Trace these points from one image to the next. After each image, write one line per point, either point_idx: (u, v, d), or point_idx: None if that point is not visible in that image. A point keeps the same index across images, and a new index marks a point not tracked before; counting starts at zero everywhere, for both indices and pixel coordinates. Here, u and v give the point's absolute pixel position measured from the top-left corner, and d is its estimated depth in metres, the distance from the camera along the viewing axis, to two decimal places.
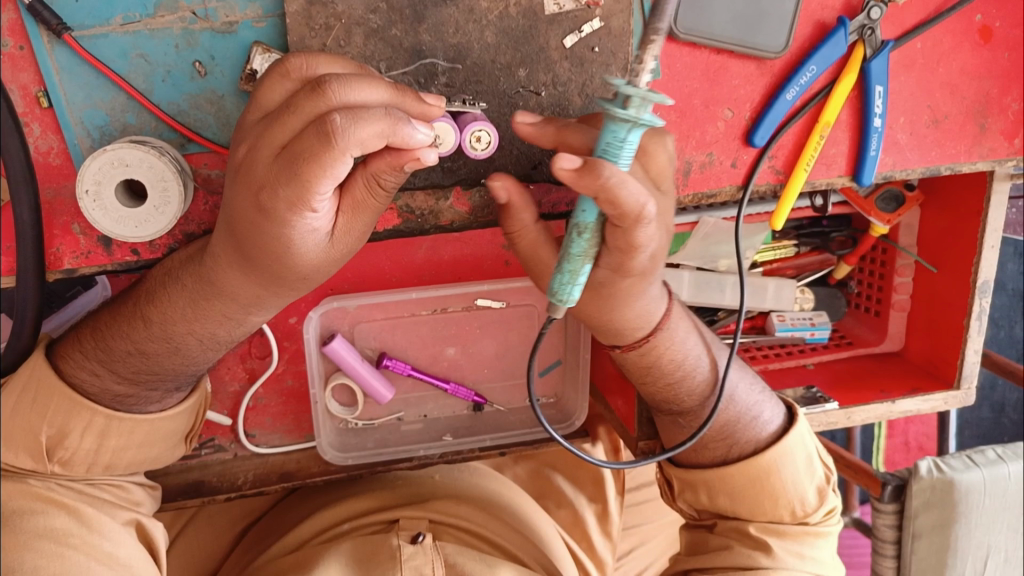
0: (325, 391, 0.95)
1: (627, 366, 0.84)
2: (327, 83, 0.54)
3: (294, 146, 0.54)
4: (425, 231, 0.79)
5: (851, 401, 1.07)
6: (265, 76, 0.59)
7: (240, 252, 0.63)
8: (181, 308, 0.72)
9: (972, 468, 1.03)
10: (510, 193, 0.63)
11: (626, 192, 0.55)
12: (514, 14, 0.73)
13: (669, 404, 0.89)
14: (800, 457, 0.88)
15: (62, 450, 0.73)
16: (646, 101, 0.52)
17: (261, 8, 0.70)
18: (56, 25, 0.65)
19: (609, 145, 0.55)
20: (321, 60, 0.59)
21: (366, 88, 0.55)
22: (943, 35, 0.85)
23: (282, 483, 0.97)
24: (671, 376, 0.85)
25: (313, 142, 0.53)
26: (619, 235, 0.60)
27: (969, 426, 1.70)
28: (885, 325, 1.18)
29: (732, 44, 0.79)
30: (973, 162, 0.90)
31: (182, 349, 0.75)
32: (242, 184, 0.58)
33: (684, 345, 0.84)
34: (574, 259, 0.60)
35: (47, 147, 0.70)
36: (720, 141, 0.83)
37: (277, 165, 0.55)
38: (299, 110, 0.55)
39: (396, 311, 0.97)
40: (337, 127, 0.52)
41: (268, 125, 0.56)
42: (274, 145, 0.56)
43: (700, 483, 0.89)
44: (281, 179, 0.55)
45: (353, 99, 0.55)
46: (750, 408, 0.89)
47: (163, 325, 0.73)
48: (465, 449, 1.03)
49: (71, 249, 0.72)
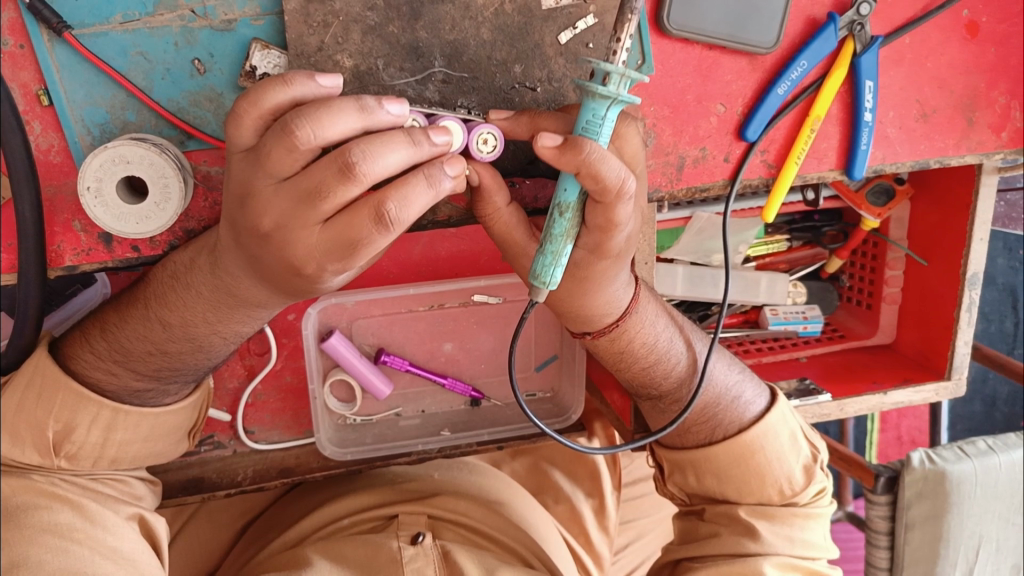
0: (323, 387, 0.96)
1: (601, 353, 0.86)
2: (357, 166, 0.54)
3: (344, 232, 0.56)
4: (423, 226, 0.80)
5: (844, 393, 1.08)
6: (270, 143, 0.55)
7: (237, 246, 0.63)
8: (201, 310, 0.73)
9: (964, 459, 1.04)
10: (481, 177, 0.64)
11: (607, 168, 0.57)
12: (509, 11, 0.74)
13: (647, 389, 0.90)
14: (782, 434, 0.90)
15: (68, 444, 0.74)
16: (624, 78, 0.55)
17: (259, 6, 0.71)
18: (56, 24, 0.66)
19: (589, 123, 0.57)
20: (327, 122, 0.54)
21: (390, 157, 0.54)
22: (931, 30, 0.86)
23: (282, 478, 0.97)
24: (644, 360, 0.86)
25: (366, 227, 0.56)
26: (599, 212, 0.61)
27: (961, 420, 1.71)
28: (876, 318, 1.19)
29: (723, 40, 0.80)
30: (961, 156, 0.91)
31: (205, 346, 0.77)
32: (264, 242, 0.59)
33: (654, 328, 0.85)
34: (556, 239, 0.61)
35: (48, 144, 0.70)
36: (713, 136, 0.84)
37: (323, 243, 0.57)
38: (335, 197, 0.55)
39: (393, 307, 0.98)
40: (392, 216, 0.55)
41: (301, 209, 0.56)
42: (313, 225, 0.57)
43: (687, 463, 0.91)
44: (333, 255, 0.58)
45: (384, 174, 0.55)
46: (730, 388, 0.91)
47: (183, 325, 0.75)
48: (463, 443, 1.03)
49: (72, 245, 0.73)
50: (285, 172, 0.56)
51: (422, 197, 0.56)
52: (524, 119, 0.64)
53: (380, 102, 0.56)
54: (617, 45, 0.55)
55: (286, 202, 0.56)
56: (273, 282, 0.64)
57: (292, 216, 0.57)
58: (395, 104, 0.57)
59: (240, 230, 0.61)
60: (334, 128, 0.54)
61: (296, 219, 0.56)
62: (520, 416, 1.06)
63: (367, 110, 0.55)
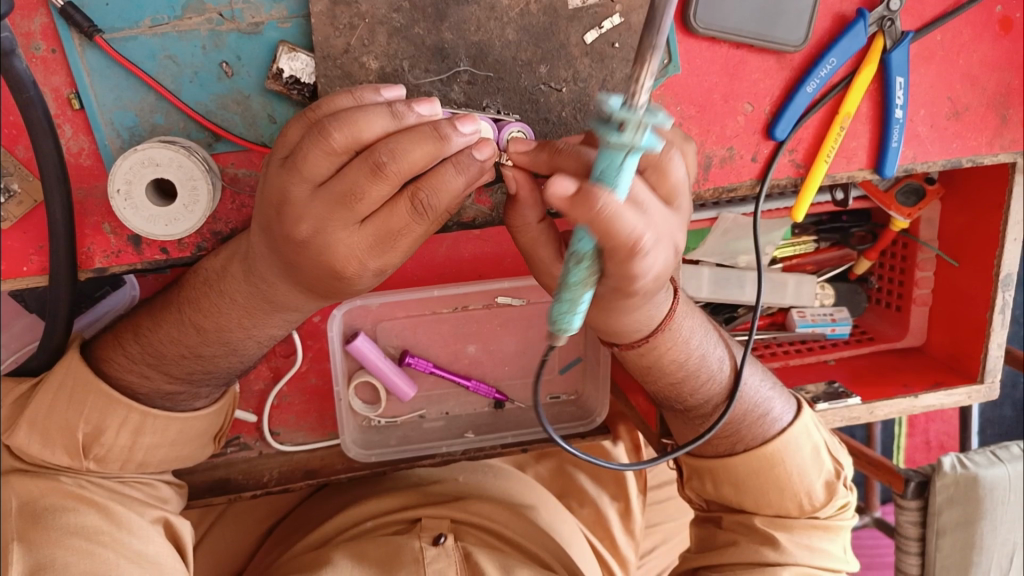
0: (348, 388, 0.96)
1: (630, 365, 0.84)
2: (386, 164, 0.54)
3: (384, 225, 0.57)
4: (447, 226, 0.80)
5: (874, 396, 1.07)
6: (306, 147, 0.55)
7: (268, 245, 0.64)
8: (235, 316, 0.74)
9: (997, 464, 1.02)
10: (519, 184, 0.62)
11: (628, 221, 0.49)
12: (535, 11, 0.74)
13: (675, 401, 0.88)
14: (805, 448, 0.88)
15: (97, 447, 0.75)
16: (644, 123, 0.44)
17: (286, 9, 0.71)
18: (88, 28, 0.67)
19: (605, 172, 0.48)
20: (361, 125, 0.55)
21: (416, 151, 0.54)
22: (963, 27, 0.85)
23: (307, 480, 0.99)
24: (673, 375, 0.84)
25: (404, 218, 0.58)
26: (618, 266, 0.53)
27: (991, 425, 1.68)
28: (906, 320, 1.17)
29: (751, 38, 0.80)
30: (994, 154, 0.90)
31: (239, 348, 0.78)
32: (280, 239, 0.60)
33: (687, 345, 0.82)
34: (574, 287, 0.52)
35: (79, 147, 0.71)
36: (741, 135, 0.83)
37: (365, 241, 0.58)
38: (369, 197, 0.55)
39: (417, 309, 0.98)
40: (427, 205, 0.57)
41: (338, 212, 0.56)
42: (351, 226, 0.57)
43: (706, 471, 0.90)
44: (375, 252, 0.59)
45: (412, 168, 0.55)
46: (759, 403, 0.89)
47: (218, 331, 0.75)
48: (487, 446, 1.03)
49: (102, 248, 0.73)
50: (317, 176, 0.56)
51: (454, 186, 0.57)
52: (542, 155, 0.60)
53: (413, 104, 0.56)
54: (636, 85, 0.44)
55: (322, 207, 0.56)
56: (297, 278, 0.65)
57: (329, 221, 0.57)
58: (427, 106, 0.56)
59: (267, 227, 0.61)
60: (369, 130, 0.55)
61: (334, 224, 0.57)
62: (545, 419, 1.06)
63: (399, 116, 0.55)
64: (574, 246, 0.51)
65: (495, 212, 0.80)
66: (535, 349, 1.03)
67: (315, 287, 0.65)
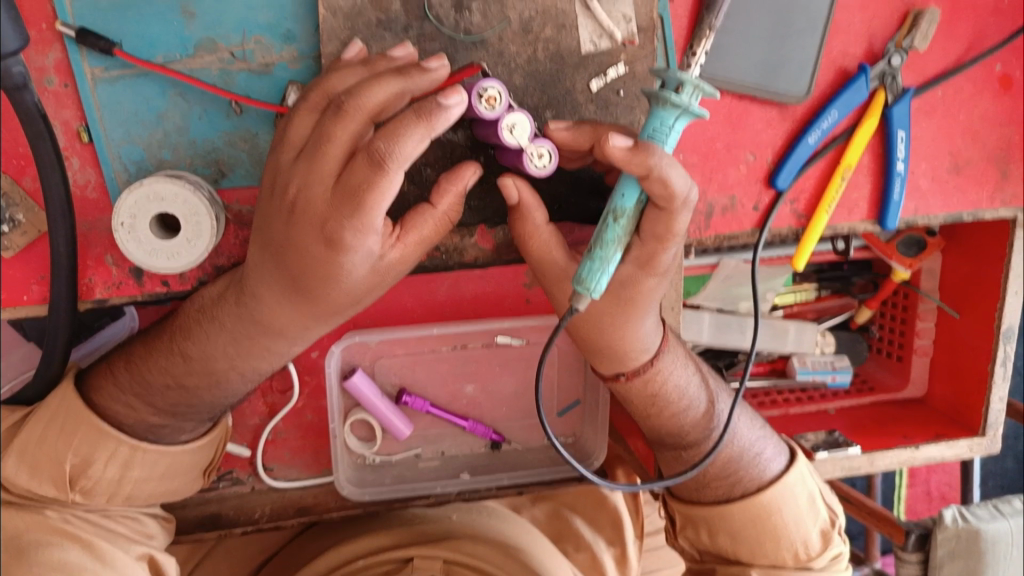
0: (343, 426, 0.96)
1: (632, 400, 0.83)
2: (347, 102, 0.58)
3: (350, 179, 0.58)
4: (449, 267, 0.80)
5: (874, 447, 1.05)
6: (294, 112, 0.62)
7: (275, 270, 0.65)
8: (221, 343, 0.73)
9: (999, 519, 1.01)
10: (519, 190, 0.66)
11: (675, 176, 0.58)
12: (542, 58, 0.75)
13: (674, 439, 0.87)
14: (801, 496, 0.87)
15: (84, 479, 0.74)
16: (697, 90, 0.57)
17: (296, 50, 0.72)
18: (104, 46, 0.67)
19: (656, 131, 0.59)
20: (334, 81, 0.62)
21: (377, 89, 0.58)
22: (964, 83, 0.86)
23: (300, 518, 0.99)
24: (675, 407, 0.84)
25: (368, 171, 0.57)
26: (659, 220, 0.61)
27: (993, 477, 1.66)
28: (908, 370, 1.17)
29: (755, 90, 0.80)
30: (995, 209, 0.90)
31: (223, 382, 0.77)
32: (300, 223, 0.61)
33: (683, 375, 0.83)
34: (607, 245, 0.60)
35: (85, 180, 0.72)
36: (742, 184, 0.84)
37: (337, 198, 0.59)
38: (336, 138, 0.59)
39: (417, 347, 0.97)
40: (386, 152, 0.57)
41: (313, 161, 0.60)
42: (326, 179, 0.60)
43: (701, 519, 0.88)
44: (347, 211, 0.59)
45: (374, 106, 0.58)
46: (752, 444, 0.88)
47: (204, 360, 0.75)
48: (482, 487, 1.03)
49: (103, 279, 0.73)
50: (301, 137, 0.62)
51: (419, 133, 0.57)
52: (585, 129, 0.65)
53: (387, 52, 0.64)
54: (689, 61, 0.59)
55: (303, 164, 0.60)
56: (297, 287, 0.65)
57: (309, 178, 0.60)
58: (400, 50, 0.64)
59: (272, 221, 0.63)
60: (341, 81, 0.62)
61: (309, 175, 0.60)
62: (541, 461, 1.05)
63: (371, 63, 0.63)
64: (616, 205, 0.61)
65: (497, 253, 0.80)
66: (534, 390, 1.02)
67: (326, 293, 0.65)
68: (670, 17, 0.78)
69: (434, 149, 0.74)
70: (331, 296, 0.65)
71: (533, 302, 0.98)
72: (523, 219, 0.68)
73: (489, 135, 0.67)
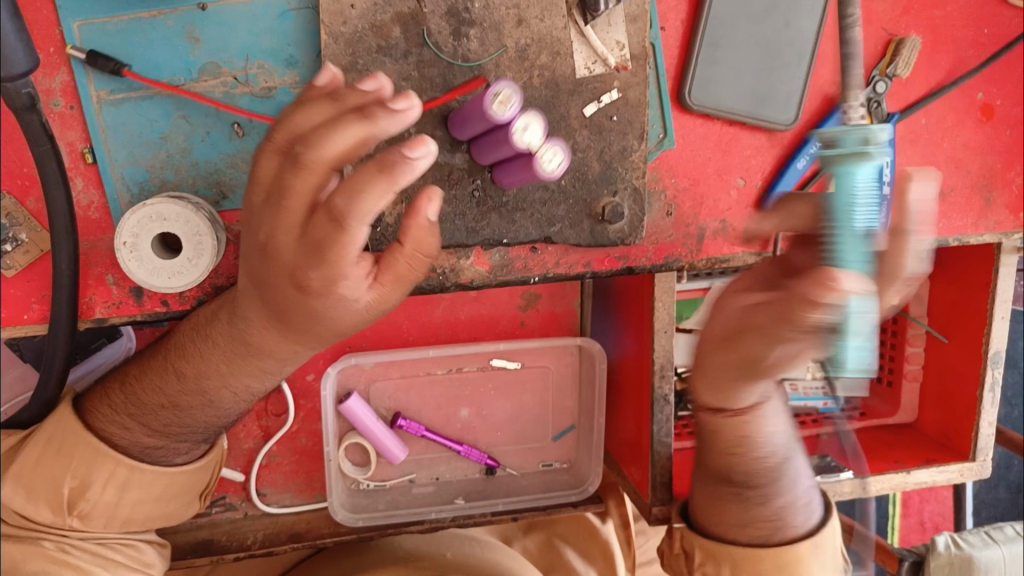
0: (338, 449, 0.96)
1: (719, 436, 0.80)
2: (305, 155, 0.55)
3: (313, 232, 0.56)
4: (446, 288, 0.81)
5: (867, 471, 1.05)
6: (260, 153, 0.59)
7: (262, 303, 0.65)
8: (216, 360, 0.73)
9: (991, 546, 1.02)
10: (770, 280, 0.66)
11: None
12: (538, 84, 0.77)
13: (740, 479, 0.82)
14: (828, 552, 0.86)
15: (81, 502, 0.75)
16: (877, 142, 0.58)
17: (298, 75, 0.74)
18: (114, 67, 0.69)
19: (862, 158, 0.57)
20: (296, 118, 0.57)
21: (336, 139, 0.54)
22: (945, 112, 0.89)
23: (293, 543, 0.95)
24: (755, 452, 0.80)
25: (327, 226, 0.55)
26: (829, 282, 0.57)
27: (986, 508, 1.66)
28: (898, 397, 1.19)
29: (744, 117, 0.83)
30: (979, 235, 0.92)
31: (216, 401, 0.77)
32: (273, 266, 0.60)
33: (777, 423, 0.80)
34: (857, 317, 0.52)
35: (88, 201, 0.73)
36: (733, 209, 0.86)
37: (304, 248, 0.58)
38: (296, 191, 0.56)
39: (412, 370, 0.98)
40: (342, 210, 0.54)
41: (277, 211, 0.57)
42: (291, 229, 0.57)
43: (724, 555, 0.85)
44: (314, 261, 0.58)
45: (336, 155, 0.55)
46: (804, 500, 0.85)
47: (197, 377, 0.75)
48: (477, 513, 1.00)
49: (103, 299, 0.74)
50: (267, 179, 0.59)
51: (376, 189, 0.53)
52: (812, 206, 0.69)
53: (356, 85, 0.57)
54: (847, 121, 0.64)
55: (269, 210, 0.58)
56: (279, 317, 0.65)
57: (276, 226, 0.58)
58: (372, 82, 0.57)
59: (253, 262, 0.62)
60: (304, 120, 0.57)
61: (275, 223, 0.58)
62: (535, 486, 1.05)
63: (341, 98, 0.56)
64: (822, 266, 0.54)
65: (493, 275, 0.81)
66: (528, 414, 1.03)
67: (314, 326, 0.64)
68: (661, 46, 0.81)
69: (432, 172, 0.76)
70: (316, 330, 0.65)
71: (527, 327, 1.00)
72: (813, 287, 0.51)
73: (499, 147, 0.69)
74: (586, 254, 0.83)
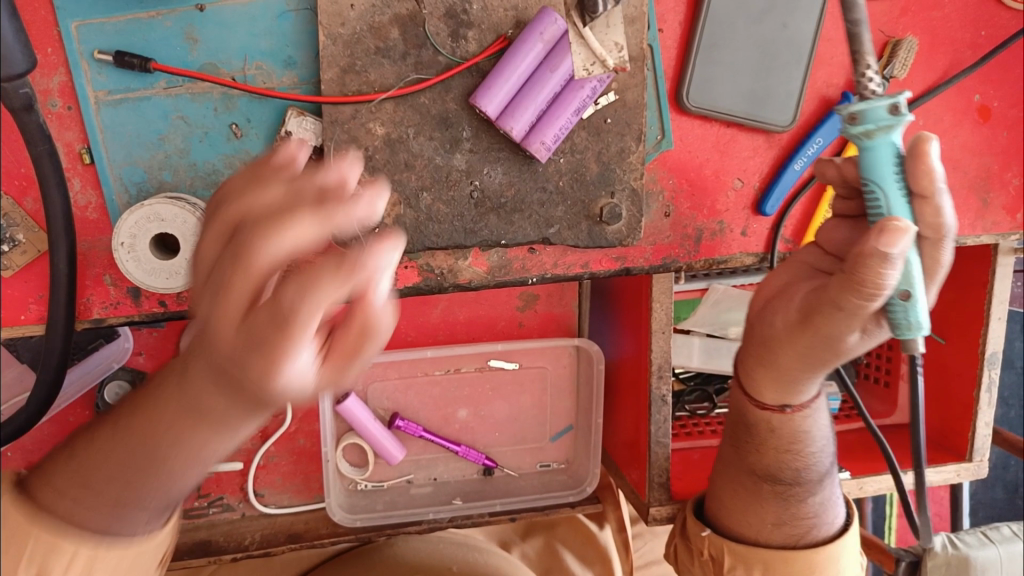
0: (336, 450, 0.96)
1: (771, 436, 0.84)
2: (245, 245, 0.39)
3: (252, 334, 0.39)
4: (444, 288, 0.81)
5: (862, 472, 1.05)
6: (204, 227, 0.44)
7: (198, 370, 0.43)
8: (187, 393, 0.46)
9: (988, 546, 1.02)
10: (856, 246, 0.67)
11: (946, 206, 0.59)
12: None
13: (779, 477, 0.85)
14: (849, 556, 0.87)
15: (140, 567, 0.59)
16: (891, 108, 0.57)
17: (297, 76, 0.74)
18: (141, 63, 0.69)
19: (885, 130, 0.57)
20: (247, 196, 0.42)
21: (285, 228, 0.39)
22: (943, 113, 0.89)
23: (291, 543, 0.96)
24: (801, 450, 0.84)
25: (268, 326, 0.38)
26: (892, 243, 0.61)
27: (983, 508, 1.67)
28: (895, 397, 1.18)
29: (742, 118, 0.83)
30: (977, 236, 0.93)
31: (178, 444, 0.48)
32: (210, 363, 0.42)
33: (822, 425, 0.85)
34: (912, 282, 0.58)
35: (86, 201, 0.73)
36: (731, 209, 0.86)
37: (240, 349, 0.40)
38: (235, 290, 0.40)
39: (410, 371, 0.98)
40: (287, 307, 0.37)
41: (213, 306, 0.41)
42: (226, 327, 0.40)
43: (754, 557, 0.86)
44: (250, 366, 0.39)
45: (286, 249, 0.39)
46: (830, 500, 0.87)
47: (158, 420, 0.47)
48: (475, 513, 1.02)
49: (101, 299, 0.74)
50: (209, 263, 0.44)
51: (330, 294, 0.37)
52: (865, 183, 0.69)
53: (325, 169, 0.42)
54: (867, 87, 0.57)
55: (207, 298, 0.42)
56: (245, 399, 0.42)
57: (211, 321, 0.41)
58: (346, 167, 0.42)
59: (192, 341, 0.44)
60: (253, 202, 0.42)
61: (210, 317, 0.41)
62: (533, 487, 1.05)
63: (299, 179, 0.42)
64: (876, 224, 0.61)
65: (491, 275, 0.81)
66: (526, 414, 1.03)
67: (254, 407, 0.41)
68: (659, 47, 0.81)
69: (431, 173, 0.76)
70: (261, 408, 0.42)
71: (526, 326, 1.00)
72: (866, 260, 0.57)
73: None
74: (585, 255, 0.83)
